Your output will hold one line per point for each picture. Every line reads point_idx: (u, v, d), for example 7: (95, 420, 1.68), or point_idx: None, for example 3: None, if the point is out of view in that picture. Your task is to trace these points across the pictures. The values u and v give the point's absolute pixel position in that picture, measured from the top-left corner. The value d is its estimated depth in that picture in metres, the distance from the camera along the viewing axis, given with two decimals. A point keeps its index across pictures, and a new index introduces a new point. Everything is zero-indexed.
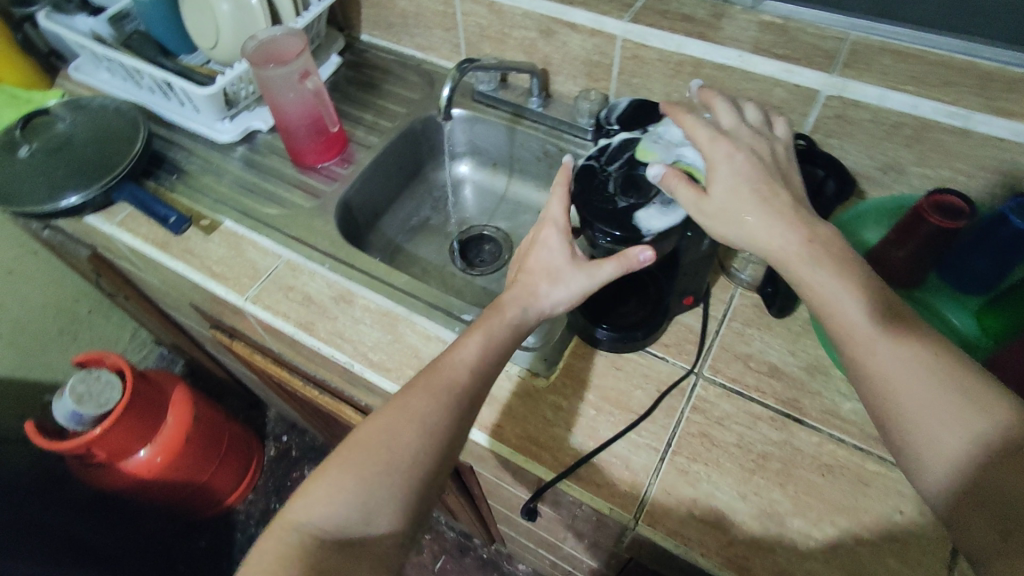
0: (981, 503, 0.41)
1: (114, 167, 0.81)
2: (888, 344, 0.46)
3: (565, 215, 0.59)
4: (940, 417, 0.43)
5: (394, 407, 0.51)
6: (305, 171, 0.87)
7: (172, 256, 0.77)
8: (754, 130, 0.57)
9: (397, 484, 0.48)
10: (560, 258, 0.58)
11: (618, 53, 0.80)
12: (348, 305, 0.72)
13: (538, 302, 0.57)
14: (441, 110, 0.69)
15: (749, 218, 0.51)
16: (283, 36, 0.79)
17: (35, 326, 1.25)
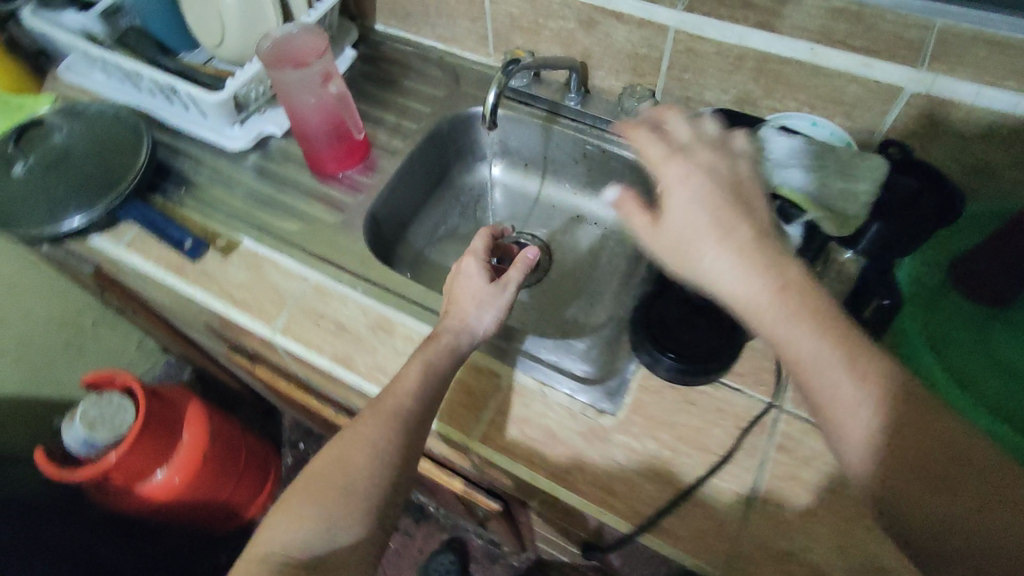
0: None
1: (119, 182, 0.74)
2: (862, 389, 0.39)
3: (485, 249, 0.66)
4: (883, 433, 0.38)
5: (342, 438, 0.55)
6: (327, 181, 0.79)
7: (189, 282, 0.70)
8: (714, 143, 0.50)
9: (354, 506, 0.52)
10: (479, 282, 0.63)
11: (670, 45, 0.72)
12: (388, 335, 0.66)
13: (469, 326, 0.61)
14: (486, 116, 0.62)
15: (703, 256, 0.44)
16: (301, 34, 0.71)
17: (37, 343, 1.18)
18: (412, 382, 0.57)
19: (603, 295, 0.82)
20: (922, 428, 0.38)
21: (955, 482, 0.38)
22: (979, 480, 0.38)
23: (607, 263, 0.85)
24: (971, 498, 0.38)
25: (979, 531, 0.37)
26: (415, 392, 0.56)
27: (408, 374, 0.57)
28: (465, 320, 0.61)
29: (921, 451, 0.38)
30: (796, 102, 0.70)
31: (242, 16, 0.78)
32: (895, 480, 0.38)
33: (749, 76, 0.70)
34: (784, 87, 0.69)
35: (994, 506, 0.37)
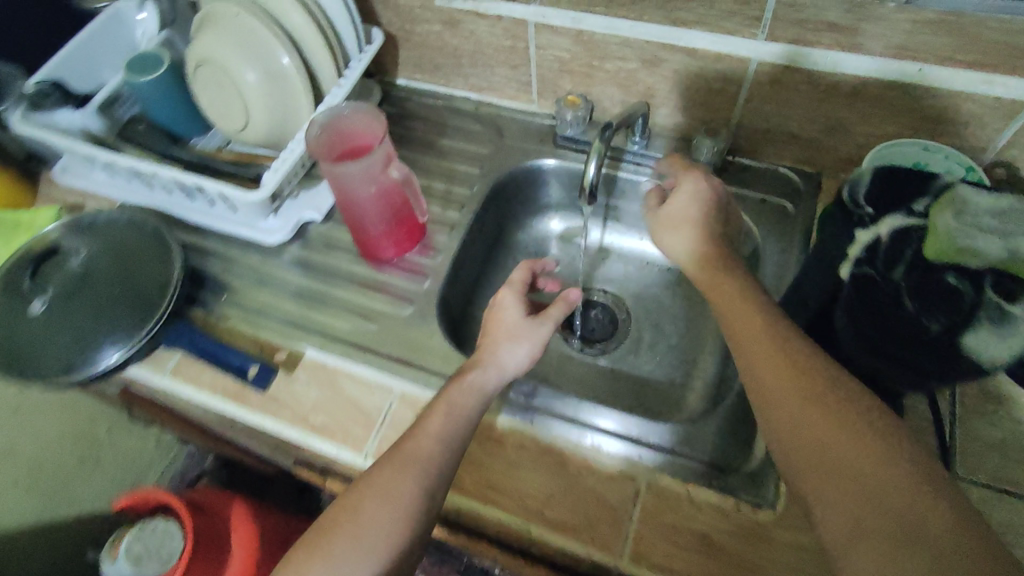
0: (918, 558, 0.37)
1: (155, 305, 0.66)
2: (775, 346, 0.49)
3: (524, 279, 0.69)
4: (791, 403, 0.46)
5: (360, 485, 0.52)
6: (382, 266, 0.72)
7: (257, 409, 0.63)
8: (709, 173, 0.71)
9: (368, 555, 0.49)
10: (516, 317, 0.64)
11: (750, 78, 0.66)
12: (496, 446, 0.60)
13: (501, 361, 0.61)
14: (583, 189, 0.55)
15: (681, 233, 0.62)
16: (351, 113, 0.62)
17: (53, 464, 1.07)
18: (439, 428, 0.54)
19: (696, 351, 0.76)
20: (832, 413, 0.44)
21: (862, 466, 0.41)
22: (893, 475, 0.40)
23: (693, 314, 0.79)
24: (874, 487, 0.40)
25: (871, 517, 0.39)
26: (440, 436, 0.54)
27: (442, 410, 0.56)
28: (500, 356, 0.61)
29: (826, 431, 0.43)
30: (895, 126, 0.64)
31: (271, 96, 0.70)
32: (792, 447, 0.44)
33: (843, 102, 0.64)
34: (884, 111, 0.63)
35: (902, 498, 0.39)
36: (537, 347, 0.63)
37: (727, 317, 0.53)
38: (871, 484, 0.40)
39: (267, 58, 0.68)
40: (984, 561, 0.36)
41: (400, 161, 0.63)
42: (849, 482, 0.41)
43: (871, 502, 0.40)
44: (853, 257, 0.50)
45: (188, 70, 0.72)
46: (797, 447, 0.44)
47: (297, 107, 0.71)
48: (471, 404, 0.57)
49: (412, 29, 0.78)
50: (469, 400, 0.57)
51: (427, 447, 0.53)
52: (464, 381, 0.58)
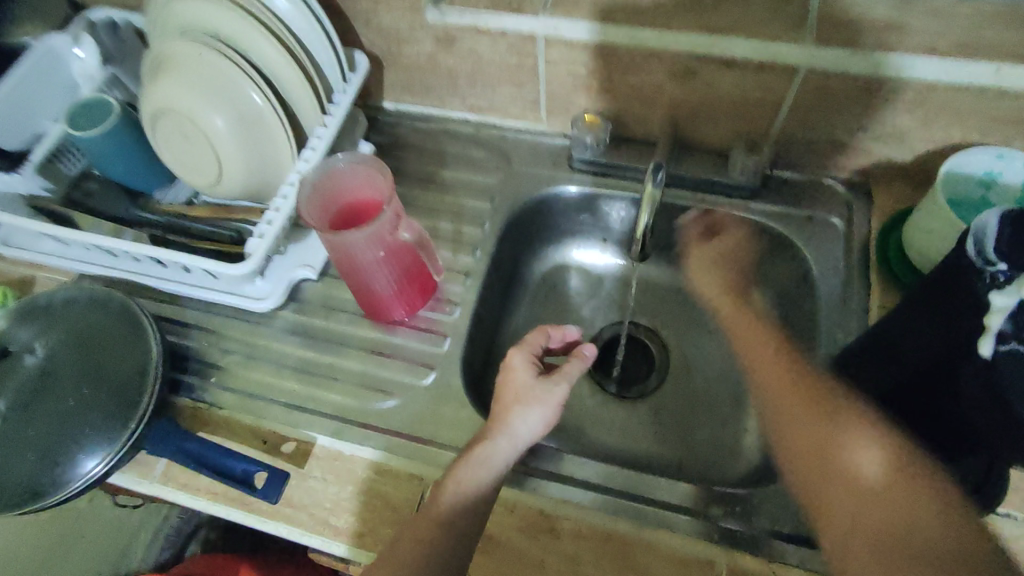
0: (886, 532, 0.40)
1: (132, 402, 0.56)
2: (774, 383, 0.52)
3: (538, 339, 0.59)
4: (795, 426, 0.49)
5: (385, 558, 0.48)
6: (394, 327, 0.64)
7: (267, 517, 0.54)
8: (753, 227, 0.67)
9: None
10: (527, 378, 0.55)
11: (794, 87, 0.58)
12: (551, 537, 0.51)
13: (514, 429, 0.53)
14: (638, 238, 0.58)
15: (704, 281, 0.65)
16: (347, 167, 0.56)
17: None
18: (453, 507, 0.49)
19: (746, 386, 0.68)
20: (850, 454, 0.45)
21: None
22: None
23: None
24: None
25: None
26: (460, 508, 0.49)
27: (456, 479, 0.49)
28: (511, 424, 0.53)
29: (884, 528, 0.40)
30: (961, 131, 0.57)
31: (244, 143, 0.60)
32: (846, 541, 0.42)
33: (903, 109, 0.57)
34: (949, 117, 0.56)
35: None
36: (550, 412, 0.54)
37: (769, 393, 0.52)
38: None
39: (236, 101, 0.58)
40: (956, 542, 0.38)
41: (411, 220, 0.56)
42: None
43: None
44: (991, 329, 0.39)
45: (145, 119, 0.62)
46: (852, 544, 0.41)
47: (275, 152, 0.62)
48: (486, 482, 0.50)
49: (399, 48, 0.68)
50: (476, 481, 0.50)
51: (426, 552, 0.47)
52: (480, 458, 0.51)
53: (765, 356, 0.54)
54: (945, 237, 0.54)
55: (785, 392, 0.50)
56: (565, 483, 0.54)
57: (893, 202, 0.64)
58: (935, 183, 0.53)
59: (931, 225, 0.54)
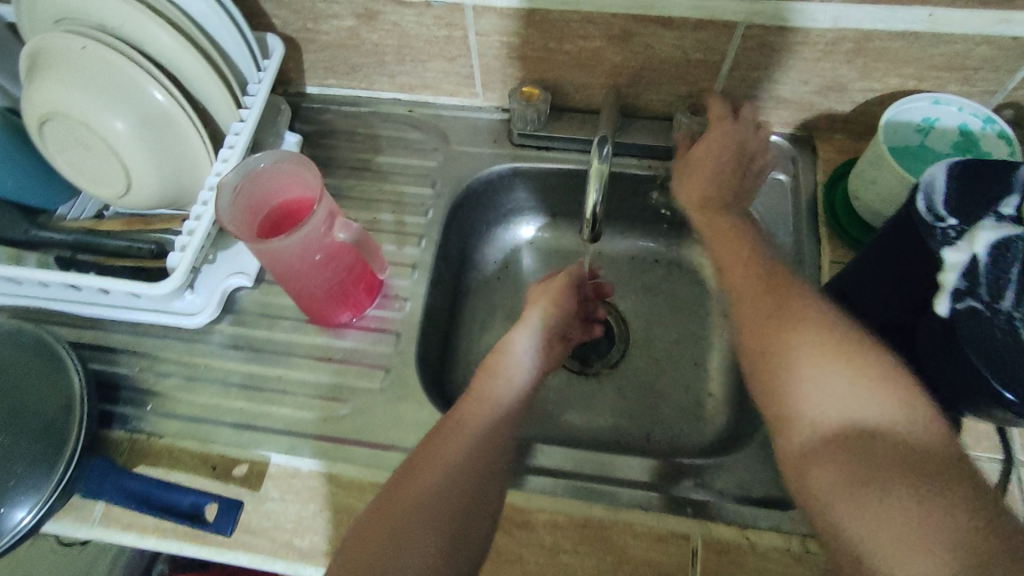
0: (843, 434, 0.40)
1: (60, 443, 0.51)
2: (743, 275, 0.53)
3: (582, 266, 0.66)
4: (763, 323, 0.48)
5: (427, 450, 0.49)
6: (341, 330, 0.61)
7: (226, 547, 0.51)
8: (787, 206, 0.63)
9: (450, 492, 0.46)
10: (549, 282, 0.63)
11: (735, 44, 0.57)
12: (526, 531, 0.50)
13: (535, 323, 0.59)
14: (588, 224, 0.56)
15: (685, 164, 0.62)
16: (270, 165, 0.51)
17: None
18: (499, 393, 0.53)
19: (706, 349, 0.69)
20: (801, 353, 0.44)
21: (893, 492, 0.37)
22: (942, 499, 0.36)
23: (695, 310, 0.71)
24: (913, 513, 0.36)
25: (914, 541, 0.35)
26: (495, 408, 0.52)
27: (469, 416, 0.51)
28: (531, 317, 0.59)
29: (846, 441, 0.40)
30: (899, 78, 0.57)
31: (149, 147, 0.54)
32: (803, 456, 0.42)
33: (842, 60, 0.56)
34: (886, 64, 0.55)
35: (948, 533, 0.35)
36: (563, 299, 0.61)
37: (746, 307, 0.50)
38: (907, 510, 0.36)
39: (133, 100, 0.52)
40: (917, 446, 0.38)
41: (347, 219, 0.52)
42: (868, 506, 0.37)
43: (904, 521, 0.36)
44: (947, 287, 0.38)
45: (30, 127, 0.55)
46: (811, 456, 0.41)
47: (187, 153, 0.56)
48: (518, 367, 0.55)
49: (316, 27, 0.63)
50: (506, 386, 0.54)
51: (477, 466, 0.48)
52: (510, 349, 0.56)
53: (746, 276, 0.53)
54: (889, 188, 0.54)
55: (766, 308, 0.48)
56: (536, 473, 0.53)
57: (836, 154, 0.64)
58: (881, 131, 0.53)
59: (875, 176, 0.54)
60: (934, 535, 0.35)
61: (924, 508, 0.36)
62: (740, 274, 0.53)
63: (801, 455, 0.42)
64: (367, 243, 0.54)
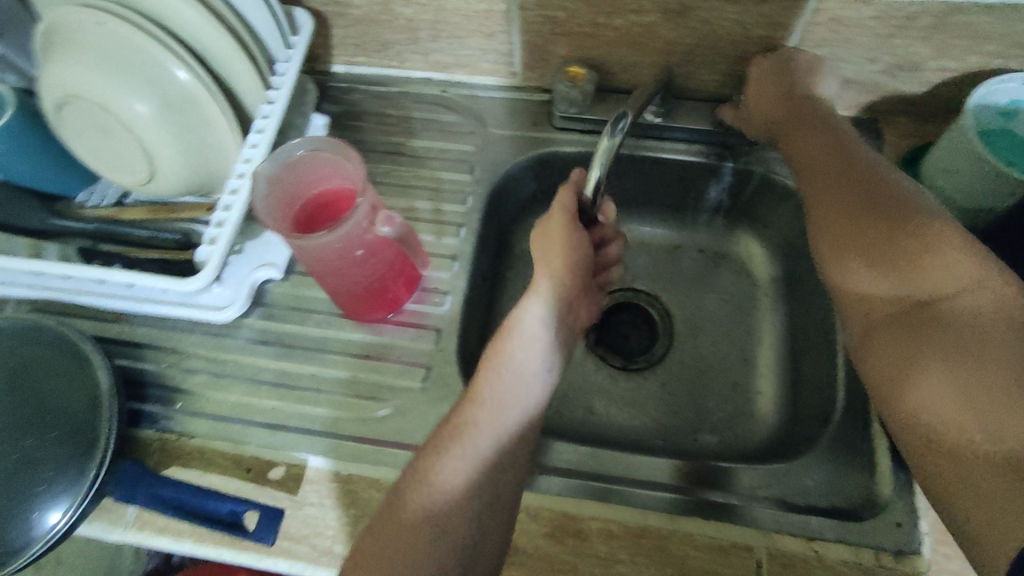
0: (919, 330, 0.41)
1: (89, 446, 0.49)
2: (805, 172, 0.52)
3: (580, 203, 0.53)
4: (834, 221, 0.48)
5: (487, 368, 0.47)
6: (377, 325, 0.58)
7: (264, 554, 0.48)
8: None
9: (510, 410, 0.46)
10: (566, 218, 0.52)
11: (804, 19, 0.52)
12: (579, 541, 0.47)
13: (567, 261, 0.51)
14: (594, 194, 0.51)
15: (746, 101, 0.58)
16: (308, 154, 0.49)
17: None
18: (541, 307, 0.49)
19: (755, 344, 0.66)
20: (863, 257, 0.45)
21: (944, 361, 0.39)
22: (996, 370, 0.37)
23: (744, 302, 0.68)
24: (964, 374, 0.38)
25: (959, 411, 0.38)
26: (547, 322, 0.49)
27: (482, 398, 0.45)
28: (554, 254, 0.51)
29: (910, 319, 0.42)
30: (981, 56, 0.52)
31: (174, 132, 0.50)
32: (870, 338, 0.44)
33: (920, 36, 0.51)
34: (969, 41, 0.51)
35: (998, 396, 0.37)
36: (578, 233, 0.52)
37: (814, 201, 0.50)
38: (959, 377, 0.38)
39: (157, 81, 0.48)
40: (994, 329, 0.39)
41: (391, 212, 0.48)
42: (920, 380, 0.40)
43: (949, 394, 0.38)
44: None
45: (46, 109, 0.51)
46: (876, 338, 0.44)
47: (213, 136, 0.53)
48: (532, 353, 0.47)
49: (346, 1, 0.58)
50: (513, 385, 0.46)
51: (507, 390, 0.46)
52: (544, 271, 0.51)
53: (811, 168, 0.52)
54: (973, 174, 0.50)
55: (834, 204, 0.48)
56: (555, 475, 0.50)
57: (903, 139, 0.60)
58: (967, 114, 0.49)
59: (959, 161, 0.50)
60: (990, 396, 0.37)
61: (973, 376, 0.38)
62: (808, 166, 0.52)
63: (866, 340, 0.44)
64: (408, 237, 0.51)
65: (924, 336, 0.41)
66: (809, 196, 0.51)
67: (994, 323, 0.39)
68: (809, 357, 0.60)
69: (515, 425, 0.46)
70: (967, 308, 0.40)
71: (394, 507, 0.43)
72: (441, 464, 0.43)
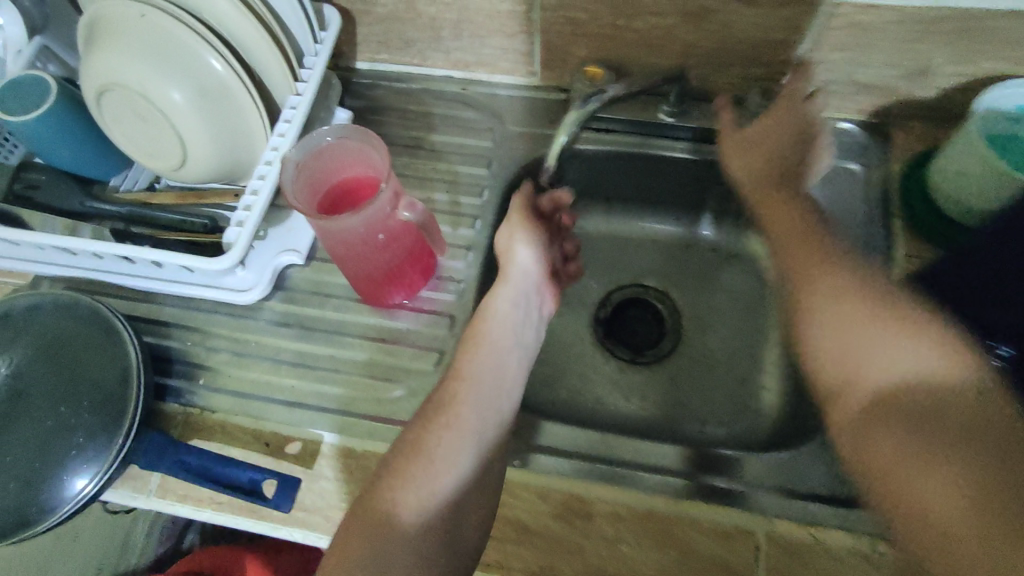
0: (916, 419, 0.42)
1: (117, 415, 0.52)
2: (792, 251, 0.54)
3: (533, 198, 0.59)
4: (832, 310, 0.49)
5: (466, 350, 0.52)
6: (394, 311, 0.60)
7: (280, 523, 0.50)
8: (863, 182, 0.60)
9: (495, 386, 0.51)
10: (522, 211, 0.57)
11: (816, 24, 0.54)
12: (585, 521, 0.49)
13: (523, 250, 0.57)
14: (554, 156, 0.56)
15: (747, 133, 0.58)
16: (336, 142, 0.51)
17: None
18: (508, 290, 0.55)
19: (761, 341, 0.67)
20: (859, 347, 0.46)
21: (944, 454, 0.40)
22: (994, 472, 0.39)
23: (749, 303, 0.69)
24: (963, 468, 0.39)
25: (961, 516, 0.38)
26: (515, 304, 0.55)
27: (465, 374, 0.51)
28: (512, 246, 0.56)
29: (902, 405, 0.43)
30: (993, 62, 0.53)
31: (208, 121, 0.53)
32: (866, 426, 0.44)
33: (930, 42, 0.53)
34: (980, 47, 0.52)
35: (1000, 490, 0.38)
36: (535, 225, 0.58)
37: (809, 285, 0.51)
38: (959, 469, 0.39)
39: (193, 72, 0.51)
40: (985, 421, 0.41)
41: (412, 198, 0.51)
42: (926, 473, 0.40)
43: (960, 496, 0.39)
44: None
45: (89, 98, 0.54)
46: (874, 426, 0.44)
47: (244, 124, 0.55)
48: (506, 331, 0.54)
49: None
50: (493, 361, 0.52)
51: (484, 362, 0.52)
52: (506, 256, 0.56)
53: (800, 248, 0.53)
54: (983, 179, 0.50)
55: (830, 293, 0.50)
56: (557, 455, 0.52)
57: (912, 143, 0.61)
58: (974, 119, 0.50)
59: (967, 166, 0.51)
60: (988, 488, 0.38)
61: (968, 469, 0.39)
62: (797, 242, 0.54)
63: (861, 431, 0.44)
64: (429, 225, 0.53)
65: (921, 423, 0.42)
66: (803, 278, 0.52)
67: (980, 410, 0.41)
68: None
69: (496, 393, 0.51)
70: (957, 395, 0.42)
71: (391, 475, 0.46)
72: (431, 437, 0.47)
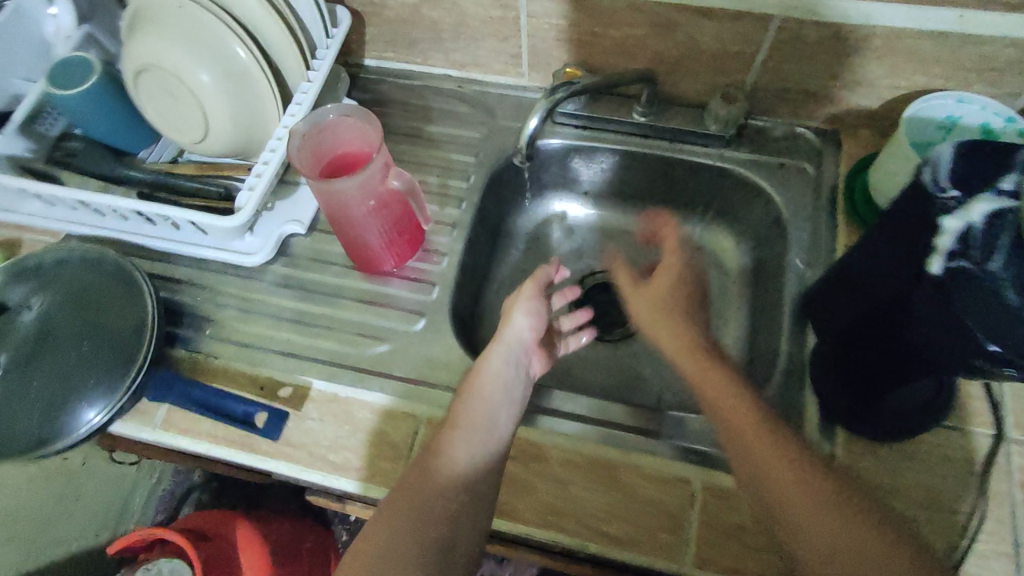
0: (826, 529, 0.44)
1: (131, 354, 0.58)
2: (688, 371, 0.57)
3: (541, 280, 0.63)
4: (743, 435, 0.50)
5: (462, 405, 0.54)
6: (385, 278, 0.66)
7: (269, 455, 0.56)
8: (814, 181, 0.67)
9: (497, 436, 0.52)
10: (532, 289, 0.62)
11: (769, 38, 0.61)
12: (540, 465, 0.54)
13: (521, 324, 0.60)
14: (522, 149, 0.59)
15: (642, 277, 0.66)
16: (339, 119, 0.58)
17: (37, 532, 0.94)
18: (504, 355, 0.57)
19: (721, 326, 0.73)
20: (770, 464, 0.48)
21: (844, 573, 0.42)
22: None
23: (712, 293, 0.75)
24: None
25: None
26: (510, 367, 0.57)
27: (467, 425, 0.52)
28: (512, 319, 0.60)
29: (825, 514, 0.45)
30: (926, 77, 0.60)
31: (228, 99, 0.60)
32: (789, 523, 0.46)
33: (870, 57, 0.59)
34: (914, 63, 0.58)
35: None
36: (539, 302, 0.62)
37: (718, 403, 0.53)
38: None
39: (218, 55, 0.58)
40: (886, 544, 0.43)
41: (400, 169, 0.58)
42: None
43: None
44: (941, 249, 0.40)
45: (127, 77, 0.62)
46: (794, 523, 0.45)
47: (259, 104, 0.62)
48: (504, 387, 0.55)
49: (382, 2, 0.68)
50: (494, 413, 0.53)
51: (477, 413, 0.52)
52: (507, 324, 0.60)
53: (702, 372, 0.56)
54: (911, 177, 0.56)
55: (737, 418, 0.51)
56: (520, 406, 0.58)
57: (860, 148, 0.67)
58: (903, 125, 0.56)
59: (896, 167, 0.57)
60: None
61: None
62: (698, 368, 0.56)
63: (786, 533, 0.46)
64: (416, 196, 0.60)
65: (836, 534, 0.44)
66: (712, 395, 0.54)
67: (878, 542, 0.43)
68: (762, 334, 0.67)
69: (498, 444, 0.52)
70: (863, 521, 0.44)
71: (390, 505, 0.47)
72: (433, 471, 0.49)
